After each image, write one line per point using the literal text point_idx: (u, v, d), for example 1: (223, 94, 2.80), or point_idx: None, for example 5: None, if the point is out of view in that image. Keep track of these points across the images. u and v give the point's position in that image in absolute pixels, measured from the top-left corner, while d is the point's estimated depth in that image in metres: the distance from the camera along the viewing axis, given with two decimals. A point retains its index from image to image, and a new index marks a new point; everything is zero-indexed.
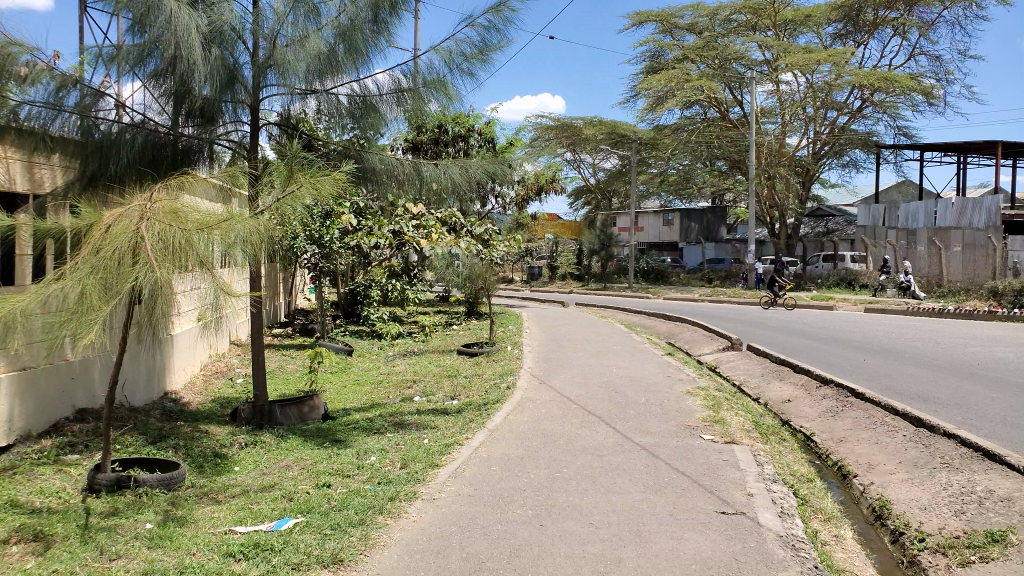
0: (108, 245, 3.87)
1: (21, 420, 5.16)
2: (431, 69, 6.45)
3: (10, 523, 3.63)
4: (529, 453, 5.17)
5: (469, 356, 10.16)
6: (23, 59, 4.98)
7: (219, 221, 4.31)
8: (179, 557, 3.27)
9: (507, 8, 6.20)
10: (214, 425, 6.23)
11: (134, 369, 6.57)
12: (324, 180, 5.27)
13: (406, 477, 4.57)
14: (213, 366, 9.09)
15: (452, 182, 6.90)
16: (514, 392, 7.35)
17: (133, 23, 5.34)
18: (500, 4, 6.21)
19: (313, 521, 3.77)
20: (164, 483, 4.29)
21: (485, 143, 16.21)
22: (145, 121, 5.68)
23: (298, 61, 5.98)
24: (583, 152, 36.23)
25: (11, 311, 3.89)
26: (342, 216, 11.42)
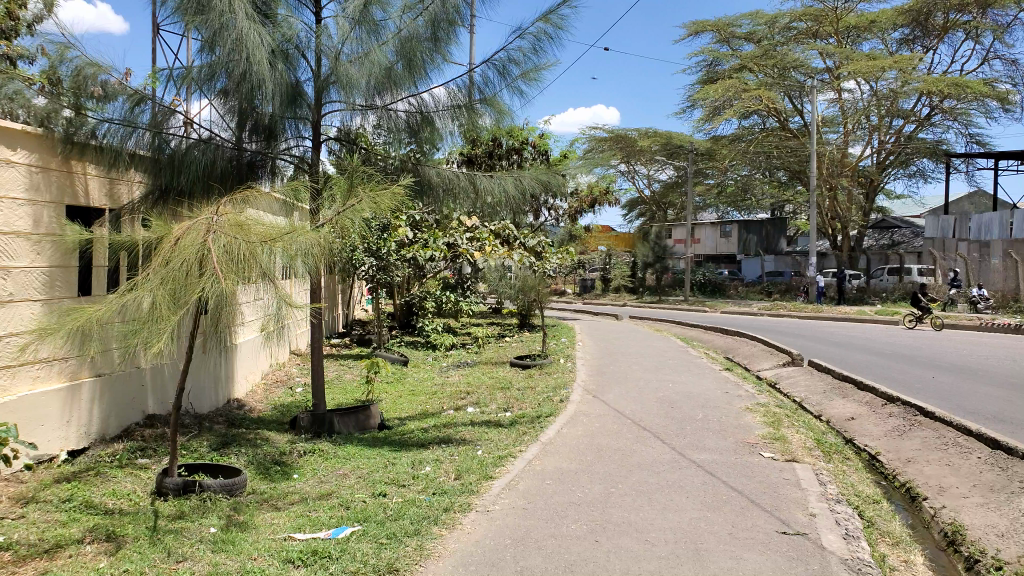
0: (176, 258, 4.02)
1: (95, 424, 5.37)
2: (486, 83, 6.52)
3: (84, 524, 3.79)
4: (584, 467, 5.14)
5: (522, 368, 10.17)
6: (100, 79, 5.28)
7: (282, 235, 4.43)
8: (242, 562, 3.36)
9: (558, 15, 6.22)
10: (274, 432, 6.38)
11: (199, 378, 6.77)
12: (383, 194, 5.39)
13: (461, 488, 4.60)
14: (273, 374, 9.31)
15: (506, 195, 6.97)
16: (568, 406, 7.32)
17: (205, 42, 5.54)
18: (551, 13, 6.25)
19: (371, 530, 3.82)
20: (227, 489, 4.41)
21: (539, 156, 16.29)
22: (212, 136, 5.88)
23: (363, 76, 6.08)
24: (638, 163, 36.02)
25: (89, 319, 4.09)
26: (399, 228, 11.66)
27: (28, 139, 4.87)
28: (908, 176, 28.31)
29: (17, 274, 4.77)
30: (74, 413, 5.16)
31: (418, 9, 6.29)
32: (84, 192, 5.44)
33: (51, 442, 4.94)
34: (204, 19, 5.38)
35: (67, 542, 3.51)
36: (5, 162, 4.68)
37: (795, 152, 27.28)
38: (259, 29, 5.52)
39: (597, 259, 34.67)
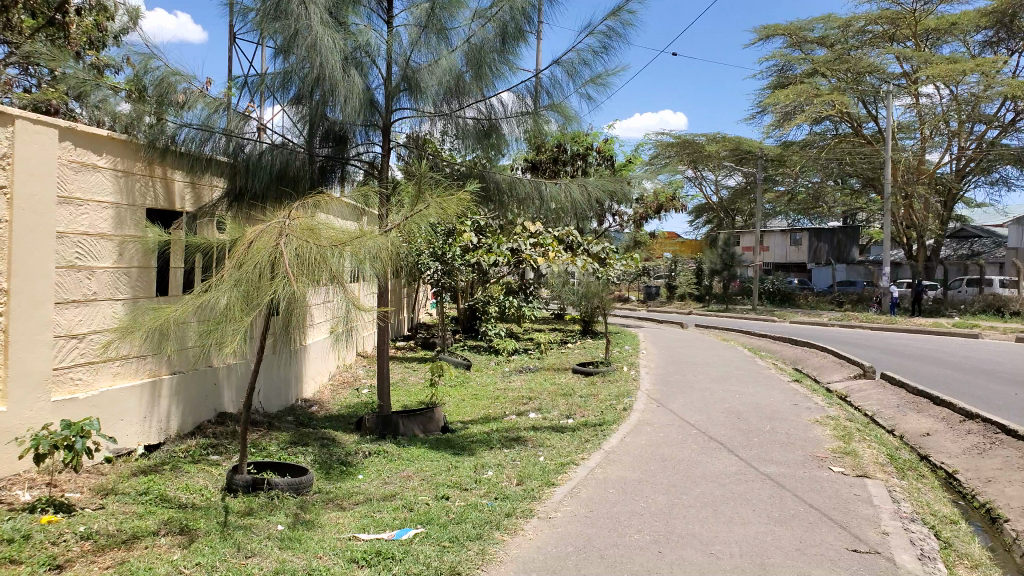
0: (250, 260, 4.12)
1: (170, 420, 5.57)
2: (556, 86, 6.50)
3: (159, 516, 3.93)
4: (647, 477, 5.06)
5: (584, 375, 10.10)
6: (181, 87, 5.53)
7: (352, 239, 4.52)
8: (307, 559, 3.41)
9: (626, 11, 6.18)
10: (340, 432, 6.50)
11: (269, 379, 6.95)
12: (449, 200, 5.41)
13: (522, 493, 4.59)
14: (340, 375, 9.50)
15: (571, 201, 6.96)
16: (632, 414, 7.23)
17: (280, 49, 5.71)
18: (619, 8, 6.20)
19: (433, 533, 3.84)
20: (294, 488, 4.50)
21: (603, 162, 16.20)
22: (284, 142, 6.03)
23: (435, 81, 6.22)
24: (705, 169, 35.42)
25: (167, 318, 4.26)
26: (463, 234, 11.83)
27: (113, 145, 5.07)
28: (991, 184, 27.07)
29: (101, 274, 4.97)
30: (152, 409, 5.36)
31: (488, 15, 6.29)
32: (166, 196, 5.65)
33: (129, 436, 5.14)
34: (281, 25, 5.54)
35: (143, 533, 3.64)
36: (91, 167, 4.89)
37: (869, 158, 26.40)
38: (333, 36, 5.61)
39: (662, 266, 34.20)
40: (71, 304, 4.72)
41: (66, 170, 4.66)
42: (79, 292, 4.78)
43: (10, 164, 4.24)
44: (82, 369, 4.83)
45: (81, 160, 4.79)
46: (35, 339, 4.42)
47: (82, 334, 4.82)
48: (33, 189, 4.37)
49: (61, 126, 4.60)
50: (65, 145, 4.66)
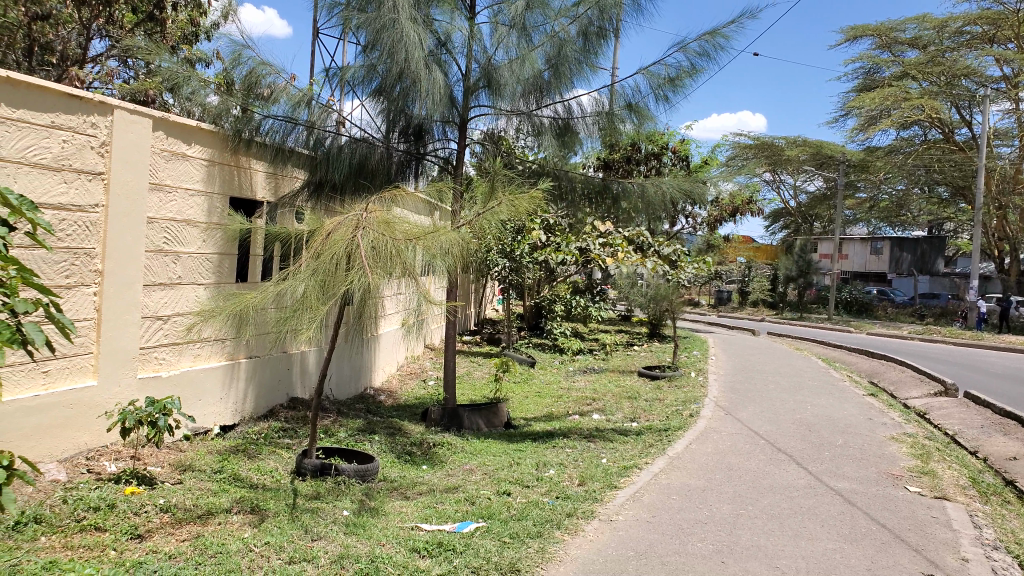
0: (328, 251, 4.23)
1: (244, 403, 5.75)
2: (636, 92, 6.46)
3: (232, 494, 4.07)
4: (712, 485, 4.97)
5: (650, 379, 9.99)
6: (268, 80, 5.70)
7: (425, 233, 4.59)
8: (371, 546, 3.48)
9: (722, 34, 6.08)
10: (407, 422, 6.61)
11: (340, 366, 7.13)
12: (522, 198, 5.43)
13: (584, 494, 4.57)
14: (408, 367, 9.64)
15: (644, 200, 6.94)
16: (698, 421, 7.11)
17: (364, 45, 5.85)
18: (716, 30, 6.08)
19: (494, 528, 3.87)
20: (360, 475, 4.60)
21: (678, 162, 15.98)
22: (363, 135, 6.16)
23: (515, 79, 6.15)
24: (783, 173, 34.46)
25: (246, 304, 4.41)
26: (532, 231, 11.87)
27: (202, 136, 5.27)
28: None
29: (186, 259, 5.18)
30: (229, 392, 5.57)
31: (572, 14, 6.29)
32: (250, 186, 5.85)
33: (207, 416, 5.35)
34: (368, 19, 5.65)
35: (217, 510, 3.78)
36: (181, 156, 5.09)
37: (960, 165, 25.20)
38: (419, 31, 5.69)
39: (734, 270, 33.47)
40: (158, 287, 4.93)
41: (158, 159, 4.87)
42: (166, 276, 5.00)
43: (107, 151, 4.46)
44: (167, 350, 5.04)
45: (172, 149, 4.99)
46: (125, 319, 4.63)
47: (166, 316, 5.03)
48: (127, 175, 4.58)
49: (155, 116, 4.80)
50: (158, 135, 4.86)
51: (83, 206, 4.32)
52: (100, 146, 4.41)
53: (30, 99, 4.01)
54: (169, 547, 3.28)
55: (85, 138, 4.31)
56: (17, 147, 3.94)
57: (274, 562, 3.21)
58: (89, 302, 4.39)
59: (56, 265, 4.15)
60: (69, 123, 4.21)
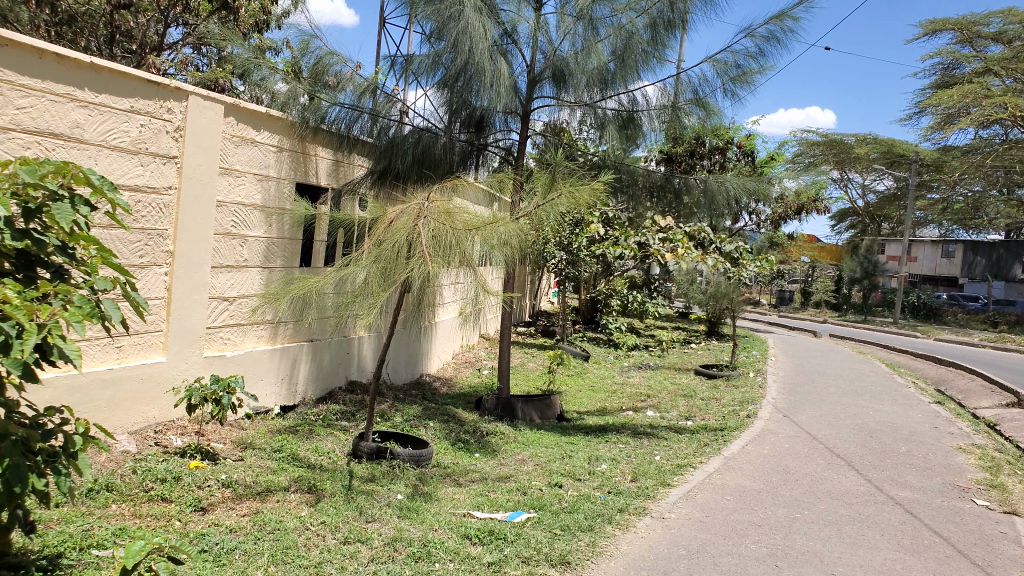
0: (389, 239, 4.29)
1: (303, 385, 5.89)
2: (703, 81, 6.34)
3: (291, 473, 4.18)
4: (768, 488, 4.88)
5: (707, 377, 9.84)
6: (335, 69, 5.79)
7: (485, 223, 4.61)
8: (424, 531, 3.52)
9: (791, 17, 5.92)
10: (461, 410, 6.67)
11: (398, 352, 7.23)
12: (582, 190, 5.40)
13: (636, 491, 4.53)
14: (463, 356, 9.72)
15: (707, 196, 6.85)
16: (755, 422, 6.97)
17: (429, 34, 5.87)
18: (784, 12, 5.93)
19: (545, 519, 3.88)
20: (415, 460, 4.65)
21: (743, 157, 15.67)
22: (426, 125, 6.21)
23: (580, 71, 6.15)
24: (852, 172, 33.42)
25: (309, 287, 4.51)
26: (591, 224, 11.82)
27: (271, 122, 5.40)
28: None
29: (252, 242, 5.32)
30: (290, 373, 5.71)
31: (640, 8, 6.15)
32: (314, 172, 5.98)
33: (268, 396, 5.50)
34: (436, 9, 5.67)
35: (276, 488, 3.88)
36: (250, 142, 5.22)
37: None
38: (484, 22, 5.68)
39: (796, 270, 32.65)
40: (225, 269, 5.07)
41: (228, 145, 5.00)
42: (233, 258, 5.14)
43: (181, 136, 4.60)
44: (232, 330, 5.20)
45: (242, 135, 5.12)
46: (193, 299, 4.79)
47: (233, 297, 5.18)
48: (200, 160, 4.72)
49: (227, 102, 4.93)
50: (229, 120, 5.00)
51: (157, 188, 4.47)
52: (174, 131, 4.56)
53: (111, 84, 4.15)
54: (230, 521, 3.39)
55: (161, 123, 4.45)
56: (99, 130, 4.09)
57: (329, 541, 3.28)
58: (160, 281, 4.55)
59: (131, 245, 4.31)
60: (147, 108, 4.36)
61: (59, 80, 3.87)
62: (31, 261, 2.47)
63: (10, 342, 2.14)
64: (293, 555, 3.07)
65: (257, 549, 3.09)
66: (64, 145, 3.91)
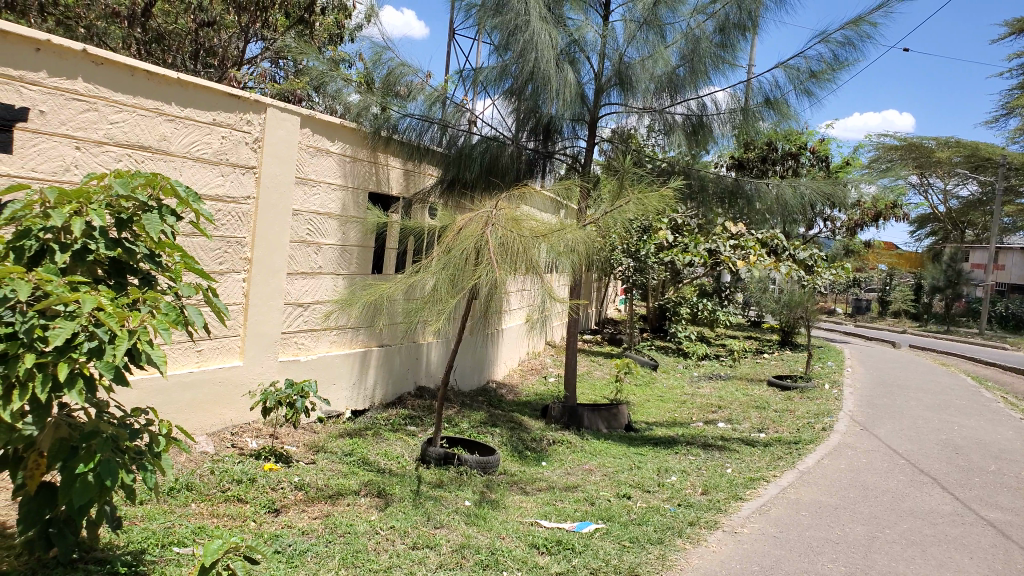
0: (459, 246, 4.32)
1: (373, 389, 5.99)
2: (774, 87, 6.20)
3: (361, 477, 4.24)
4: (846, 504, 4.69)
5: (781, 389, 9.55)
6: (406, 80, 5.89)
7: (552, 230, 4.59)
8: (492, 538, 3.52)
9: (868, 22, 5.72)
10: (528, 418, 6.66)
11: (465, 358, 7.29)
12: (651, 197, 5.33)
13: (707, 504, 4.43)
14: (529, 363, 9.71)
15: (780, 203, 6.67)
16: (831, 435, 6.74)
17: (498, 45, 5.90)
18: (861, 17, 5.74)
19: (613, 531, 3.83)
20: (482, 466, 4.67)
21: (817, 163, 15.22)
22: (494, 134, 6.25)
23: (647, 76, 6.11)
24: (934, 176, 32.09)
25: (380, 294, 4.59)
26: (659, 231, 11.68)
27: (345, 133, 5.52)
28: None
29: (326, 249, 5.45)
30: (361, 377, 5.82)
31: (709, 11, 6.09)
32: (386, 181, 6.09)
33: (339, 400, 5.62)
34: (502, 20, 5.70)
35: (347, 492, 3.95)
36: (325, 152, 5.35)
37: None
38: (551, 31, 5.70)
39: (874, 278, 31.46)
40: (300, 276, 5.20)
41: (304, 155, 5.14)
42: (307, 266, 5.27)
43: (260, 147, 4.75)
44: (306, 335, 5.33)
45: (317, 146, 5.26)
46: (270, 304, 4.92)
47: (307, 303, 5.31)
48: (277, 170, 4.87)
49: (303, 114, 5.07)
50: (305, 131, 5.14)
51: (237, 198, 4.61)
52: (253, 142, 4.70)
53: (196, 98, 4.32)
54: (302, 523, 3.46)
55: (242, 135, 4.60)
56: (184, 142, 4.26)
57: (398, 546, 3.31)
58: (238, 287, 4.70)
59: (212, 253, 4.47)
60: (228, 121, 4.51)
61: (149, 95, 4.05)
62: (122, 269, 2.59)
63: (104, 347, 2.24)
64: (364, 559, 3.11)
65: (329, 552, 3.15)
66: (152, 157, 4.08)
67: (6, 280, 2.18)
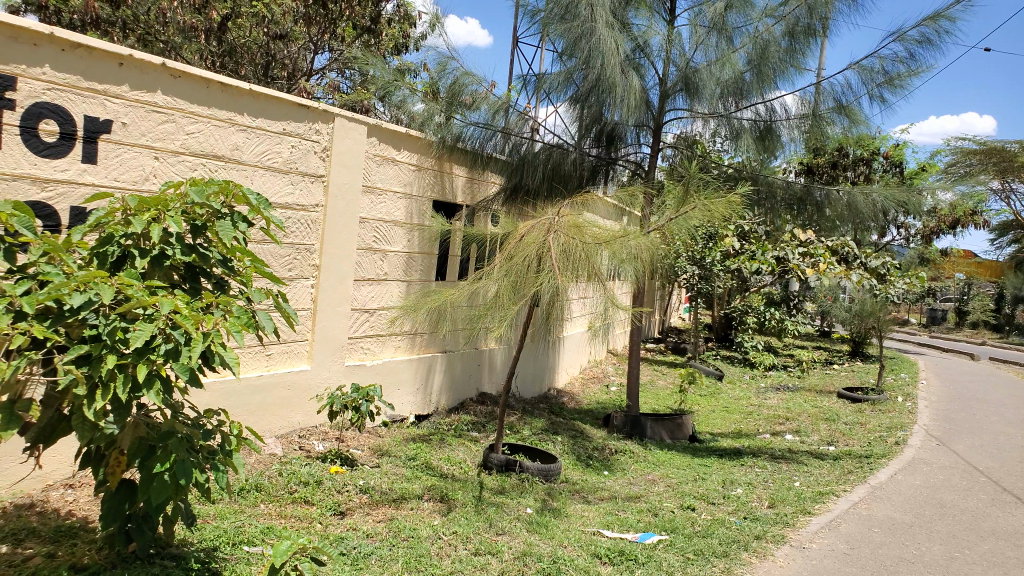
0: (520, 253, 4.34)
1: (436, 395, 6.05)
2: (846, 89, 6.01)
3: (424, 482, 4.28)
4: (922, 522, 4.50)
5: (851, 401, 9.24)
6: (470, 89, 5.85)
7: (615, 237, 4.55)
8: (554, 547, 3.51)
9: (946, 17, 5.51)
10: (590, 427, 6.62)
11: (527, 364, 7.30)
12: (717, 203, 5.23)
13: (775, 517, 4.31)
14: (591, 371, 9.66)
15: (852, 209, 6.47)
16: (905, 450, 6.48)
17: (562, 52, 5.90)
18: (938, 12, 5.53)
19: (677, 542, 3.76)
20: (544, 474, 4.65)
21: (891, 168, 14.68)
22: (557, 141, 6.25)
23: (713, 81, 5.95)
24: (1017, 181, 30.56)
25: (444, 300, 4.65)
26: (725, 238, 11.49)
27: (410, 142, 5.60)
28: None
29: (392, 256, 5.54)
30: (425, 383, 5.89)
31: (778, 14, 5.97)
32: (450, 190, 6.16)
33: (403, 405, 5.70)
34: (566, 27, 5.71)
35: (410, 496, 3.99)
36: (391, 161, 5.45)
37: None
38: (616, 37, 5.65)
39: (951, 287, 30.20)
40: (367, 282, 5.30)
41: (371, 163, 5.24)
42: (374, 272, 5.36)
43: (328, 156, 4.86)
44: (371, 341, 5.42)
45: (383, 154, 5.35)
46: (337, 310, 5.03)
47: (373, 308, 5.40)
48: (345, 178, 4.97)
49: (370, 123, 5.16)
50: (372, 140, 5.24)
51: (306, 206, 4.73)
52: (322, 151, 4.82)
53: (268, 108, 4.45)
54: (367, 526, 3.51)
55: (311, 144, 4.72)
56: (255, 151, 4.39)
57: (460, 551, 3.33)
58: (307, 293, 4.81)
59: (283, 259, 4.59)
60: (298, 130, 4.63)
61: (223, 107, 4.18)
62: (197, 273, 2.69)
63: (180, 350, 2.33)
64: (426, 564, 3.14)
65: (392, 555, 3.18)
66: (226, 166, 4.22)
67: (90, 284, 2.28)
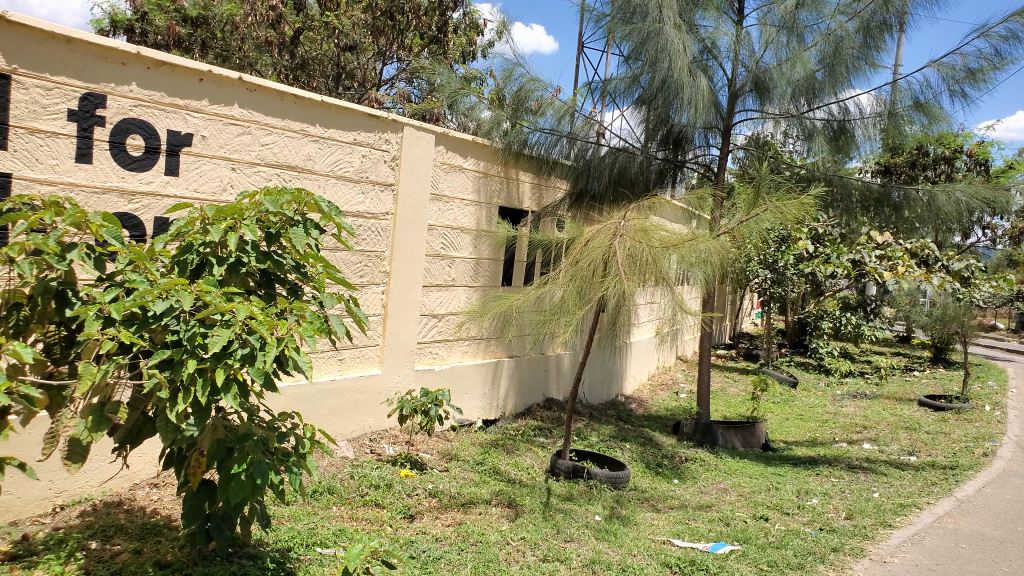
0: (586, 258, 4.31)
1: (504, 400, 6.07)
2: (925, 87, 5.80)
3: (492, 487, 4.30)
4: (1013, 538, 4.26)
5: (934, 409, 8.83)
6: (536, 95, 5.88)
7: (683, 240, 4.46)
8: (622, 555, 3.47)
9: None
10: (660, 434, 6.52)
11: (594, 370, 7.27)
12: (790, 205, 5.07)
13: (853, 530, 4.16)
14: (660, 377, 9.53)
15: (932, 209, 6.21)
16: (994, 461, 6.16)
17: (628, 56, 5.87)
18: None
19: (750, 553, 3.66)
20: (612, 481, 4.61)
21: (975, 166, 14.00)
22: (623, 145, 6.20)
23: (784, 82, 5.81)
24: None
25: (510, 305, 4.66)
26: (799, 241, 11.18)
27: (477, 149, 5.65)
28: None
29: (459, 262, 5.59)
30: (492, 388, 5.92)
31: (852, 11, 5.78)
32: (516, 196, 6.20)
33: (471, 409, 5.74)
34: (632, 30, 5.66)
35: (478, 500, 4.01)
36: (458, 168, 5.50)
37: None
38: (684, 38, 5.58)
39: None
40: (435, 288, 5.36)
41: (439, 171, 5.31)
42: (441, 278, 5.42)
43: (398, 164, 4.94)
44: (440, 345, 5.47)
45: (451, 162, 5.42)
46: (406, 315, 5.10)
47: (441, 314, 5.45)
48: (413, 186, 5.05)
49: (438, 132, 5.23)
50: (440, 148, 5.30)
51: (376, 213, 4.82)
52: (391, 160, 4.90)
53: (338, 119, 4.55)
54: (436, 530, 3.54)
55: (380, 153, 4.82)
56: (327, 161, 4.49)
57: (528, 557, 3.32)
58: (378, 299, 4.90)
59: (353, 265, 4.68)
60: (368, 140, 4.73)
61: (296, 118, 4.30)
62: (272, 279, 2.78)
63: (256, 354, 2.39)
64: (495, 569, 3.14)
65: (461, 560, 3.20)
66: (298, 176, 4.34)
67: (172, 291, 2.37)
